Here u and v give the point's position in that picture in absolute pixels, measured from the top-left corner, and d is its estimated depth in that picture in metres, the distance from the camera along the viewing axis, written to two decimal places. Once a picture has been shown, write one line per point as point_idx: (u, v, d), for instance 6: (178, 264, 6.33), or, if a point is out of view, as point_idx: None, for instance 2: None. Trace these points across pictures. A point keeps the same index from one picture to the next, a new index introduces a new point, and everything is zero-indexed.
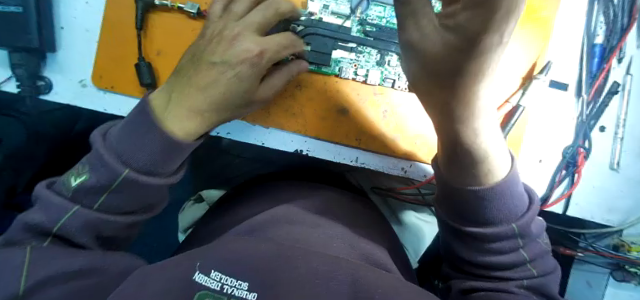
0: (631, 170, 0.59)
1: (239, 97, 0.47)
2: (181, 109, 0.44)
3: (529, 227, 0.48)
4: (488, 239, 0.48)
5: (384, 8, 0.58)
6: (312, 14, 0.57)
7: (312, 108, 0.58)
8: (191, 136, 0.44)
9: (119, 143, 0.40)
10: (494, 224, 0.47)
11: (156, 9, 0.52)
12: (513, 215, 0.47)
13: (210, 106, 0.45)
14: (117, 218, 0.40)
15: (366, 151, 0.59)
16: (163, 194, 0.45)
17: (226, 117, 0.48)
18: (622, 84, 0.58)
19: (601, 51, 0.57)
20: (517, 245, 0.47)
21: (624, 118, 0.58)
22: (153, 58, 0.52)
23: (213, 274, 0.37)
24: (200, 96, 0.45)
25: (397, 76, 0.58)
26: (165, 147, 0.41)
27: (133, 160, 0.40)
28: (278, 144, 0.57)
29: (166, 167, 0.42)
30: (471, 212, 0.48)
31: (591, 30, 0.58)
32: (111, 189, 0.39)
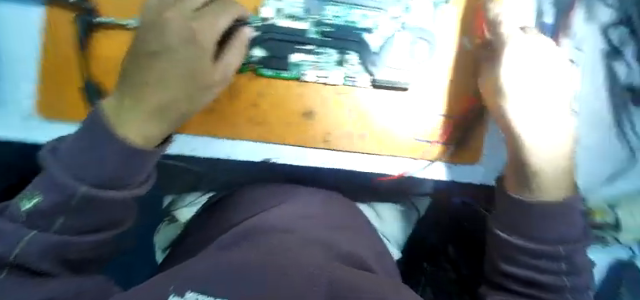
0: (584, 139, 0.68)
1: (196, 83, 0.46)
2: (136, 111, 0.43)
3: (575, 251, 0.45)
4: (533, 255, 0.46)
5: (340, 7, 0.56)
6: (266, 19, 0.55)
7: (276, 114, 0.57)
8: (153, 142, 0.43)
9: (72, 158, 0.39)
10: (544, 243, 0.45)
11: (99, 27, 0.53)
12: (566, 240, 0.45)
13: (165, 101, 0.45)
14: (80, 238, 0.41)
15: (335, 153, 0.59)
16: (129, 208, 0.44)
17: (185, 110, 0.47)
18: (574, 60, 0.66)
19: (551, 31, 0.63)
20: (560, 270, 0.45)
21: (578, 92, 0.67)
22: (98, 80, 0.54)
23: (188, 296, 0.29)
24: (155, 93, 0.44)
25: (358, 74, 0.58)
26: (126, 159, 0.40)
27: (89, 175, 0.39)
28: (244, 155, 0.58)
29: (130, 180, 0.40)
30: (524, 225, 0.46)
31: (540, 10, 0.64)
32: (71, 208, 0.39)
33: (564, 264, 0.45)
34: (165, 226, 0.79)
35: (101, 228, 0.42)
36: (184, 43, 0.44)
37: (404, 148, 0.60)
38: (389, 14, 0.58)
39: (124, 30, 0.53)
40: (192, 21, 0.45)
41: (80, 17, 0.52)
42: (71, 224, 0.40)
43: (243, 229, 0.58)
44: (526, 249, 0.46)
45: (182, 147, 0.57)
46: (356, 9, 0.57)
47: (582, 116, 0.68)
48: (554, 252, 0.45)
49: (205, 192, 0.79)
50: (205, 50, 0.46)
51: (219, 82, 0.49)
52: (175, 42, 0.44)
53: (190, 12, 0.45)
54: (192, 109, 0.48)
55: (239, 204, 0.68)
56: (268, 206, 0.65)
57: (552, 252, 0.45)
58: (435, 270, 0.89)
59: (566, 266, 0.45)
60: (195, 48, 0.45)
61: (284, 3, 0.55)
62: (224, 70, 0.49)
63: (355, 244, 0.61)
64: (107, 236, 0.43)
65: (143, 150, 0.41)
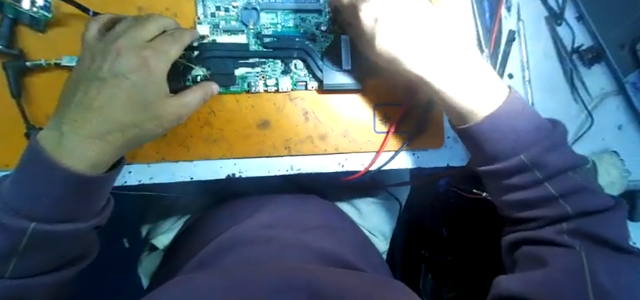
0: (543, 104, 0.70)
1: (145, 113, 0.44)
2: (78, 138, 0.40)
3: (542, 154, 0.45)
4: (504, 175, 0.47)
5: (276, 14, 0.57)
6: (204, 36, 0.56)
7: (231, 129, 0.57)
8: (99, 168, 0.41)
9: (16, 198, 0.39)
10: (502, 159, 0.47)
11: (34, 71, 0.52)
12: (521, 146, 0.46)
13: (112, 127, 0.42)
14: (39, 279, 0.41)
15: (299, 157, 0.59)
16: (90, 240, 0.46)
17: (136, 134, 0.44)
18: (517, 30, 0.68)
19: (489, 5, 0.65)
20: (538, 178, 0.45)
21: (527, 61, 0.68)
22: (45, 123, 0.52)
23: None
24: (97, 118, 0.41)
25: (307, 77, 0.58)
26: (72, 188, 0.39)
27: (38, 212, 0.39)
28: (206, 174, 0.57)
29: (87, 210, 0.42)
30: (475, 151, 0.49)
31: None
32: (18, 252, 0.39)
33: (538, 172, 0.45)
34: (146, 256, 0.77)
35: (61, 266, 0.43)
36: (135, 69, 0.44)
37: (367, 142, 0.60)
38: (326, 13, 0.59)
39: (59, 72, 0.53)
40: (145, 50, 0.45)
41: (9, 63, 0.50)
42: (24, 263, 0.40)
43: (217, 247, 0.57)
44: (493, 173, 0.48)
45: (140, 177, 0.55)
46: (292, 14, 0.58)
47: (535, 83, 0.69)
48: (517, 165, 0.46)
49: (181, 216, 0.76)
50: (156, 79, 0.45)
51: (173, 116, 0.47)
52: (126, 69, 0.43)
53: (142, 42, 0.46)
54: (145, 135, 0.45)
55: (212, 223, 0.67)
56: (242, 218, 0.64)
57: (517, 166, 0.46)
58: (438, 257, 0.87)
59: (541, 173, 0.45)
60: (146, 74, 0.44)
61: (219, 19, 0.56)
62: (177, 106, 0.47)
63: (333, 243, 0.61)
64: (68, 275, 0.44)
65: (90, 178, 0.40)
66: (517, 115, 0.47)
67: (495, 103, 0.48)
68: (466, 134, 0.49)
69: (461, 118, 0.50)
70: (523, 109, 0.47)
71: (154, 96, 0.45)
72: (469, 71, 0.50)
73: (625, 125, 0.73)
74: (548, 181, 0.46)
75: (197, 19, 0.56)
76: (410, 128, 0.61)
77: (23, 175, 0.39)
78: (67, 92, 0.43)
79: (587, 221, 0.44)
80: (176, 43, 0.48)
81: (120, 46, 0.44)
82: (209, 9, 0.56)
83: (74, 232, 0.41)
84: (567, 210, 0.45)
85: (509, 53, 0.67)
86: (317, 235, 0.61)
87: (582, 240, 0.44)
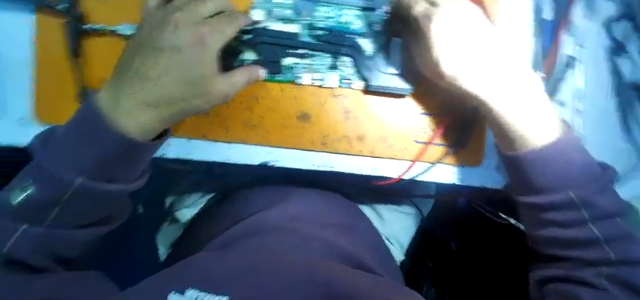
0: (593, 138, 0.66)
1: (196, 88, 0.44)
2: (132, 104, 0.42)
3: (591, 193, 0.43)
4: (547, 209, 0.45)
5: (331, 8, 0.57)
6: (257, 22, 0.56)
7: (272, 117, 0.57)
8: (148, 134, 0.43)
9: (67, 152, 0.40)
10: (550, 192, 0.45)
11: (91, 35, 0.54)
12: (572, 182, 0.44)
13: (162, 99, 0.43)
14: (73, 231, 0.42)
15: (334, 155, 0.58)
16: (124, 205, 0.46)
17: (182, 109, 0.45)
18: (575, 56, 0.65)
19: (550, 27, 0.62)
20: (583, 218, 0.43)
21: (581, 90, 0.65)
22: (97, 85, 0.53)
23: (189, 292, 0.40)
24: (150, 89, 0.42)
25: (353, 76, 0.57)
26: (122, 149, 0.41)
27: (84, 168, 0.40)
28: (240, 158, 0.57)
29: (128, 175, 0.43)
30: (521, 180, 0.47)
31: (538, 5, 0.62)
32: (61, 202, 0.40)
33: (584, 211, 0.43)
34: (166, 226, 0.79)
35: (94, 223, 0.44)
36: (191, 44, 0.44)
37: (403, 149, 0.59)
38: (380, 13, 0.58)
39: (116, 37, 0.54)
40: (202, 26, 0.45)
41: (70, 25, 0.52)
42: (65, 214, 0.41)
43: (241, 229, 0.57)
44: (537, 205, 0.46)
45: (178, 152, 0.56)
46: (347, 10, 0.57)
47: (586, 116, 0.66)
48: (564, 200, 0.44)
49: (206, 193, 0.78)
50: (209, 56, 0.45)
51: (222, 94, 0.46)
52: (182, 43, 0.44)
53: (200, 18, 0.46)
54: (190, 111, 0.46)
55: (237, 205, 0.67)
56: (268, 205, 0.64)
57: (564, 202, 0.44)
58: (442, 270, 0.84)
59: (588, 213, 0.43)
60: (199, 50, 0.44)
61: (274, 6, 0.56)
62: (226, 85, 0.46)
63: (354, 243, 0.60)
64: (97, 234, 0.45)
65: (140, 143, 0.42)
66: (570, 148, 0.45)
67: (549, 133, 0.46)
68: (511, 161, 0.47)
69: (509, 144, 0.48)
70: (575, 143, 0.46)
71: (206, 73, 0.45)
72: (524, 95, 0.48)
73: None
74: (592, 223, 0.43)
75: (253, 4, 0.56)
76: (451, 140, 0.60)
77: (78, 130, 0.41)
78: (126, 59, 0.45)
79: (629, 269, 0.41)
80: (233, 22, 0.47)
81: (179, 20, 0.45)
82: None
83: (117, 193, 0.43)
84: (610, 256, 0.42)
85: (561, 79, 0.64)
86: (340, 233, 0.61)
87: (620, 288, 0.40)
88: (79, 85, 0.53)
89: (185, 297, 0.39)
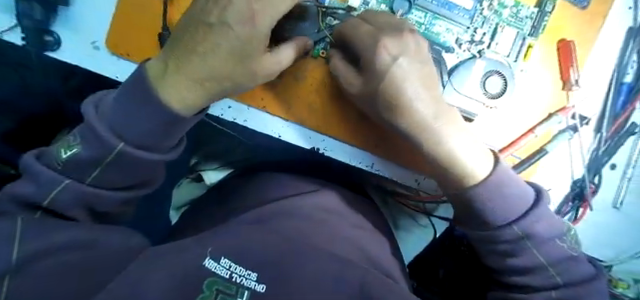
0: (630, 207, 0.66)
1: (243, 69, 0.41)
2: (179, 76, 0.39)
3: (532, 225, 0.47)
4: (496, 241, 0.48)
5: (425, 14, 0.54)
6: (350, 7, 0.53)
7: (334, 105, 0.55)
8: (191, 109, 0.40)
9: (112, 114, 0.37)
10: (495, 226, 0.47)
11: None
12: (509, 216, 0.46)
13: (210, 74, 0.40)
14: (115, 194, 0.40)
15: (383, 158, 0.58)
16: (160, 172, 0.43)
17: (229, 87, 0.42)
18: None
19: (627, 89, 0.62)
20: (526, 247, 0.47)
21: (636, 158, 0.65)
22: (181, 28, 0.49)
23: (222, 261, 0.38)
24: (200, 62, 0.39)
25: None
26: (167, 120, 0.38)
27: (127, 133, 0.37)
28: (294, 139, 0.55)
29: (164, 143, 0.40)
30: (469, 215, 0.48)
31: (623, 67, 0.61)
32: (102, 164, 0.37)
33: (527, 241, 0.47)
34: (186, 185, 0.76)
35: (134, 186, 0.41)
36: (243, 21, 0.38)
37: None
38: (472, 31, 0.56)
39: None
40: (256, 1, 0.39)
41: None
42: (106, 175, 0.38)
43: (275, 210, 0.56)
44: (481, 236, 0.49)
45: (236, 115, 0.54)
46: (441, 21, 0.55)
47: (634, 183, 0.66)
48: (513, 236, 0.47)
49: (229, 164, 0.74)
50: (258, 35, 0.39)
51: (269, 75, 0.43)
52: (233, 17, 0.38)
53: None
54: (237, 89, 0.43)
55: (268, 180, 0.65)
56: (302, 189, 0.63)
57: (513, 237, 0.47)
58: (425, 293, 0.84)
59: (531, 243, 0.47)
60: (248, 28, 0.39)
61: None
62: (271, 64, 0.43)
63: (380, 251, 0.59)
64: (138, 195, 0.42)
65: (181, 118, 0.39)
66: (503, 185, 0.46)
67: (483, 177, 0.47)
68: (458, 198, 0.48)
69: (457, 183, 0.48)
70: (511, 176, 0.47)
71: (253, 54, 0.40)
72: (469, 138, 0.48)
73: None
74: (537, 250, 0.48)
75: None
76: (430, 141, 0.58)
77: (129, 95, 0.38)
78: (182, 28, 0.41)
79: (576, 290, 0.48)
80: (287, 1, 0.40)
81: None
82: None
83: (152, 164, 0.40)
84: (556, 280, 0.49)
85: (621, 144, 0.64)
86: (369, 236, 0.60)
87: None
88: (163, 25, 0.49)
89: (218, 265, 0.37)
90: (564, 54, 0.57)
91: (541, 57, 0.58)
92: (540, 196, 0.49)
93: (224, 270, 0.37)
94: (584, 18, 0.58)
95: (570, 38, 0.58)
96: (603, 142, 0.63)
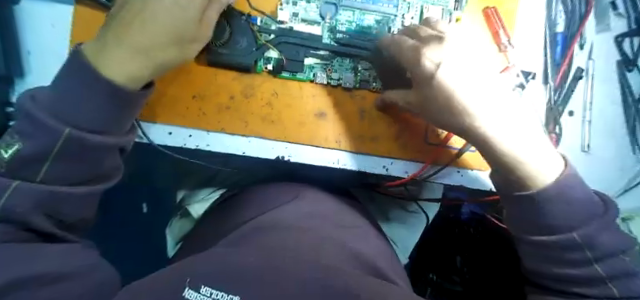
0: (599, 150, 0.68)
1: (183, 35, 0.43)
2: (120, 49, 0.41)
3: (595, 235, 0.47)
4: (554, 247, 0.48)
5: (353, 12, 0.59)
6: (282, 22, 0.58)
7: (289, 111, 0.58)
8: (138, 83, 0.42)
9: (55, 100, 0.38)
10: (560, 232, 0.47)
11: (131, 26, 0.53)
12: (595, 216, 0.48)
13: (152, 41, 0.42)
14: (70, 189, 0.40)
15: (347, 152, 0.60)
16: (115, 165, 0.44)
17: (173, 54, 0.44)
18: (586, 68, 0.67)
19: (563, 39, 0.65)
20: (586, 256, 0.47)
21: (591, 102, 0.67)
22: None
23: (202, 290, 0.30)
24: (140, 30, 0.42)
25: (370, 78, 0.60)
26: (114, 97, 0.40)
27: (74, 118, 0.38)
28: (257, 152, 0.57)
29: (117, 127, 0.41)
30: (531, 222, 0.49)
31: (553, 20, 0.65)
32: (52, 154, 0.38)
33: (588, 251, 0.47)
34: (177, 221, 0.78)
35: (90, 181, 0.42)
36: None
37: (416, 151, 0.62)
38: (399, 18, 0.60)
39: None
40: None
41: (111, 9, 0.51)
42: (59, 167, 0.39)
43: (253, 226, 0.57)
44: (542, 243, 0.48)
45: (198, 142, 0.56)
46: (368, 15, 0.59)
47: (595, 126, 0.68)
48: (570, 243, 0.47)
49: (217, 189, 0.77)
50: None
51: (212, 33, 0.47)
52: None
53: None
54: (181, 56, 0.45)
55: (247, 200, 0.67)
56: (279, 202, 0.64)
57: (569, 243, 0.47)
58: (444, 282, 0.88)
59: (591, 253, 0.47)
60: None
61: (300, 8, 0.58)
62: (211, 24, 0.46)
63: (366, 245, 0.60)
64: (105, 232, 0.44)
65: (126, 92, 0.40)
66: (576, 186, 0.49)
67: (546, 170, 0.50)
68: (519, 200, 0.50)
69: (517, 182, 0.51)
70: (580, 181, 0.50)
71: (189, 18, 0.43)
72: (523, 134, 0.51)
73: None
74: (597, 260, 0.47)
75: (277, 5, 0.58)
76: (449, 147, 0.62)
77: (69, 82, 0.39)
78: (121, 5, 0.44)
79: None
80: None
81: None
82: None
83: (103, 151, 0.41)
84: (588, 255, 0.47)
85: (573, 91, 0.67)
86: (352, 232, 0.61)
87: None
88: None
89: (198, 295, 0.30)
90: (491, 20, 0.61)
91: (470, 26, 0.61)
92: (608, 207, 0.50)
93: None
94: None
95: (493, 4, 0.61)
96: (554, 93, 0.65)
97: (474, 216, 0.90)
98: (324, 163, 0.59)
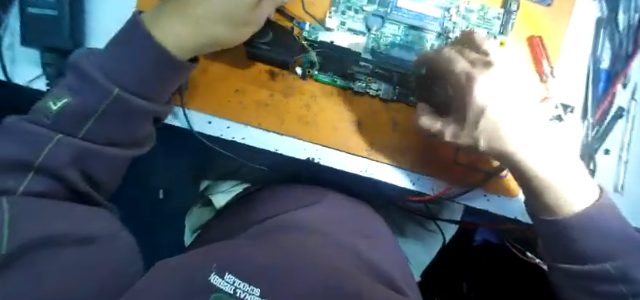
0: (632, 192, 0.66)
1: (232, 16, 0.45)
2: (178, 18, 0.45)
3: (629, 267, 0.47)
4: (589, 278, 0.48)
5: (398, 27, 0.60)
6: (329, 29, 0.59)
7: (325, 115, 0.60)
8: (186, 54, 0.46)
9: (108, 62, 0.42)
10: (591, 261, 0.48)
11: None
12: (632, 247, 0.48)
13: (206, 16, 0.45)
14: (107, 148, 0.44)
15: (375, 162, 0.61)
16: (150, 132, 0.48)
17: (222, 33, 0.47)
18: (627, 108, 0.66)
19: (606, 75, 0.64)
20: (620, 290, 0.47)
21: (628, 142, 0.66)
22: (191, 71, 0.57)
23: (227, 277, 0.33)
24: (200, 5, 0.45)
25: (407, 93, 0.61)
26: (161, 65, 0.44)
27: (123, 80, 0.42)
28: (289, 150, 0.59)
29: (159, 95, 0.45)
30: (561, 249, 0.50)
31: (598, 56, 0.64)
32: (98, 111, 0.42)
33: (622, 285, 0.47)
34: (198, 209, 0.80)
35: (123, 145, 0.46)
36: None
37: (443, 169, 0.62)
38: (444, 37, 0.61)
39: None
40: None
41: None
42: (101, 125, 0.43)
43: (275, 222, 0.58)
44: (574, 273, 0.49)
45: (234, 134, 0.58)
46: (414, 30, 0.61)
47: (631, 167, 0.66)
48: (604, 274, 0.47)
49: (241, 182, 0.78)
50: None
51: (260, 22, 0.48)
52: None
53: None
54: (230, 37, 0.48)
55: (270, 197, 0.69)
56: (302, 203, 0.66)
57: (604, 274, 0.47)
58: None
59: (626, 288, 0.47)
60: None
61: (347, 17, 0.60)
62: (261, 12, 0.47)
63: (380, 256, 0.60)
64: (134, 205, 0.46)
65: (177, 61, 0.45)
66: (608, 219, 0.49)
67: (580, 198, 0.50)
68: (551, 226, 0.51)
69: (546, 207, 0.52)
70: (614, 217, 0.49)
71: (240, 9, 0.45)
72: (560, 161, 0.52)
73: None
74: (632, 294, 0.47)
75: (327, 13, 0.60)
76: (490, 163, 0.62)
77: (123, 50, 0.43)
78: None
79: None
80: None
81: None
82: (339, 6, 0.60)
83: (142, 116, 0.45)
84: (622, 288, 0.47)
85: (610, 129, 0.65)
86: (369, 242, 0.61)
87: None
88: None
89: (222, 281, 0.32)
90: (536, 49, 0.61)
91: (513, 53, 0.61)
92: None
93: (227, 286, 0.32)
94: (548, 18, 0.62)
95: (539, 33, 0.62)
96: (592, 128, 0.64)
97: (489, 244, 0.89)
98: (352, 169, 0.60)
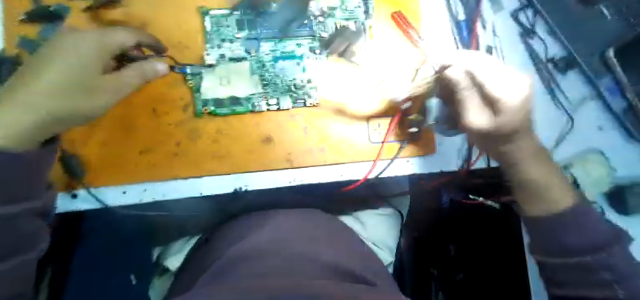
0: None
1: (76, 83, 0.42)
2: (9, 112, 0.37)
3: (611, 259, 0.40)
4: (575, 269, 0.40)
5: (275, 41, 0.63)
6: (211, 65, 0.61)
7: (237, 143, 0.61)
8: (25, 142, 0.37)
9: None
10: (585, 251, 0.40)
11: None
12: (613, 240, 0.41)
13: (49, 104, 0.40)
14: None
15: (300, 169, 0.63)
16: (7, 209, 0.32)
17: (71, 108, 0.41)
18: (493, 45, 0.74)
19: (466, 25, 0.71)
20: (609, 280, 0.39)
21: None
22: (89, 148, 0.57)
23: None
24: (30, 95, 0.39)
25: (305, 95, 0.64)
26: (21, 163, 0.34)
27: None
28: (215, 189, 0.61)
29: None
30: (547, 235, 0.43)
31: (452, 12, 0.72)
32: None
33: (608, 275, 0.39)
34: (157, 279, 0.74)
35: None
36: (78, 49, 0.42)
37: (362, 152, 0.66)
38: (319, 38, 0.65)
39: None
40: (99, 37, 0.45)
41: None
42: None
43: (224, 261, 0.57)
44: (558, 264, 0.41)
45: (155, 193, 0.58)
46: (290, 40, 0.64)
47: None
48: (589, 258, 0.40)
49: (191, 236, 0.75)
50: (88, 56, 0.43)
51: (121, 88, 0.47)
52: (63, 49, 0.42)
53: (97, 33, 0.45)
54: (85, 108, 0.43)
55: (217, 241, 0.67)
56: (249, 233, 0.65)
57: (596, 261, 0.40)
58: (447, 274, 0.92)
59: (612, 277, 0.39)
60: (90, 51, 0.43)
61: (224, 49, 0.62)
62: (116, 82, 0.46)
63: (336, 255, 0.60)
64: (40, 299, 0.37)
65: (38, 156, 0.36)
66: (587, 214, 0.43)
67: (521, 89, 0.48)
68: (532, 211, 0.46)
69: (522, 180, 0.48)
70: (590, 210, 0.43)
71: (89, 74, 0.43)
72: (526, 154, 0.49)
73: (605, 125, 0.75)
74: (619, 285, 0.39)
75: (204, 51, 0.61)
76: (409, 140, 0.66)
77: None
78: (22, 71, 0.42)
79: None
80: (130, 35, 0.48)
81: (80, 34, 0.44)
82: (214, 41, 0.61)
83: (29, 218, 0.35)
84: (610, 278, 0.39)
85: None
86: (323, 246, 0.61)
87: None
88: (67, 149, 0.56)
89: None
90: (400, 22, 0.67)
91: (382, 32, 0.67)
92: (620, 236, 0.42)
93: None
94: None
95: (398, 8, 0.68)
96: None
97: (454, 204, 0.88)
98: (281, 182, 0.63)
